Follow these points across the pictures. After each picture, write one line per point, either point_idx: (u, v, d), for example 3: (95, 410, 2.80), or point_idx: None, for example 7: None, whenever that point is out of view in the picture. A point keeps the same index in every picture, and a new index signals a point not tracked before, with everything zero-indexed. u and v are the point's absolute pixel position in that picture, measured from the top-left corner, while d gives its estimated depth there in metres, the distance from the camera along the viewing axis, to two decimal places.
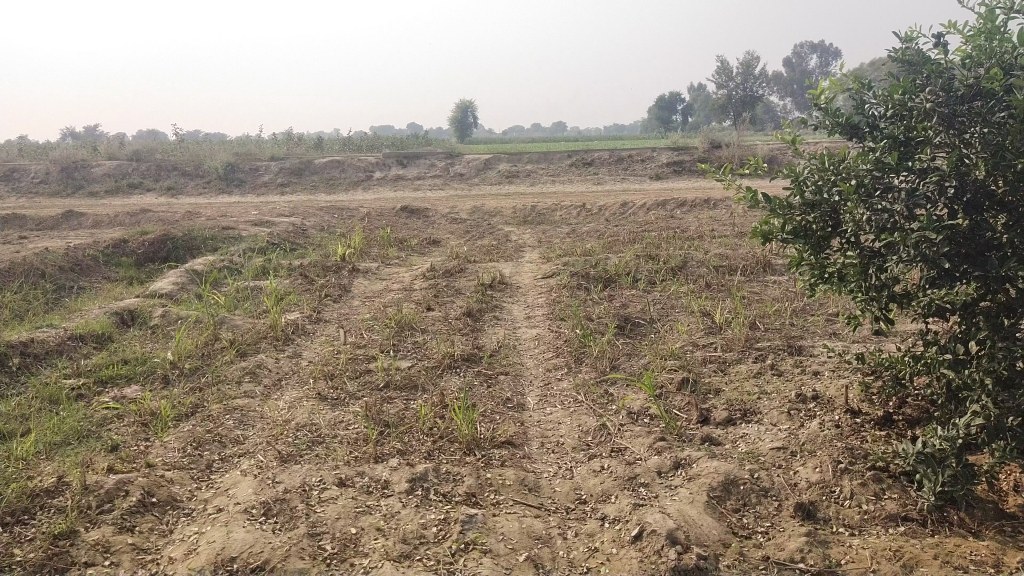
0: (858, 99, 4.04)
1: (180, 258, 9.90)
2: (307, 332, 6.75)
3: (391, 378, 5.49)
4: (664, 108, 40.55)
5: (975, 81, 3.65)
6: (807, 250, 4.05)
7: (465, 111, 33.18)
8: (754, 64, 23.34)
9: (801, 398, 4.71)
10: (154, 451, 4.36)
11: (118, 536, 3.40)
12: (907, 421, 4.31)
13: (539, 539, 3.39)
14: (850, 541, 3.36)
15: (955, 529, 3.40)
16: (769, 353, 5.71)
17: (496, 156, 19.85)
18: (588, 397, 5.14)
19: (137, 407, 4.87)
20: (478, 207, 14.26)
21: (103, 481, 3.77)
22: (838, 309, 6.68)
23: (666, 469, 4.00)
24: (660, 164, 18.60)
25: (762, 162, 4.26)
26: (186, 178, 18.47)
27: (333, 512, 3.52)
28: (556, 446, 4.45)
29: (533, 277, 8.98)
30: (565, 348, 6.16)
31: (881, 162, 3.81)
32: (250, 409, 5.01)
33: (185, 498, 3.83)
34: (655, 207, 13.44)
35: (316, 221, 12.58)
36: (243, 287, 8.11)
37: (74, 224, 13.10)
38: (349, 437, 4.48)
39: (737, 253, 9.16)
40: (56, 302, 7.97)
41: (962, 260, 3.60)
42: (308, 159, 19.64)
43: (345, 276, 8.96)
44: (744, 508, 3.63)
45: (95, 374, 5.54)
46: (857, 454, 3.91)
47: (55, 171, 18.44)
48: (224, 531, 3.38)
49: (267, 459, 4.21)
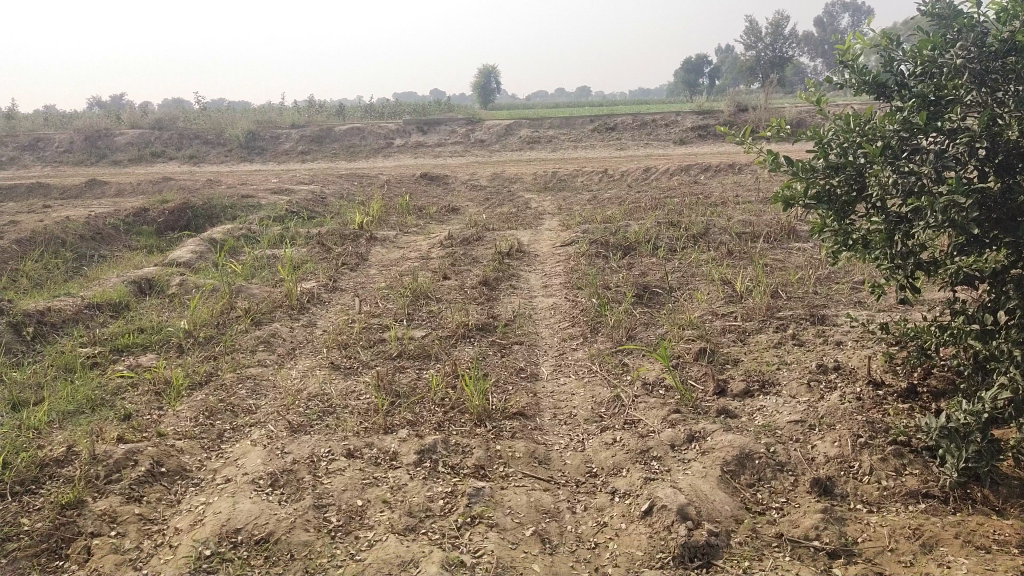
0: (886, 56, 3.84)
1: (200, 226, 9.91)
2: (322, 301, 6.72)
3: (404, 347, 5.44)
4: (691, 71, 39.69)
5: (1010, 36, 3.42)
6: (830, 215, 3.89)
7: (489, 76, 32.74)
8: (784, 24, 22.64)
9: (822, 369, 4.58)
10: (166, 420, 4.36)
11: (125, 506, 3.42)
12: (932, 393, 4.17)
13: (547, 514, 3.35)
14: (868, 518, 3.26)
15: (979, 507, 3.28)
16: (791, 322, 5.56)
17: (518, 121, 19.57)
18: (603, 368, 5.05)
19: (151, 375, 4.87)
20: (498, 174, 14.08)
21: (113, 451, 3.78)
22: (863, 277, 6.49)
23: (679, 442, 3.92)
24: (684, 128, 18.23)
25: (784, 124, 4.10)
26: (208, 146, 18.47)
27: (340, 483, 3.49)
28: (568, 418, 4.39)
29: (552, 244, 8.86)
30: (581, 317, 6.06)
31: (910, 122, 3.61)
32: (263, 377, 4.99)
33: (195, 468, 3.83)
34: (678, 172, 13.17)
35: (335, 188, 12.51)
36: (260, 255, 8.08)
37: (97, 192, 13.16)
38: (360, 407, 4.44)
39: (761, 219, 8.95)
40: (76, 272, 8.01)
41: (992, 226, 3.43)
42: (328, 126, 19.53)
43: (362, 244, 8.90)
44: (758, 483, 3.55)
45: (111, 343, 5.56)
46: (878, 428, 3.79)
47: (79, 139, 18.53)
48: (230, 502, 3.38)
49: (277, 429, 4.17)
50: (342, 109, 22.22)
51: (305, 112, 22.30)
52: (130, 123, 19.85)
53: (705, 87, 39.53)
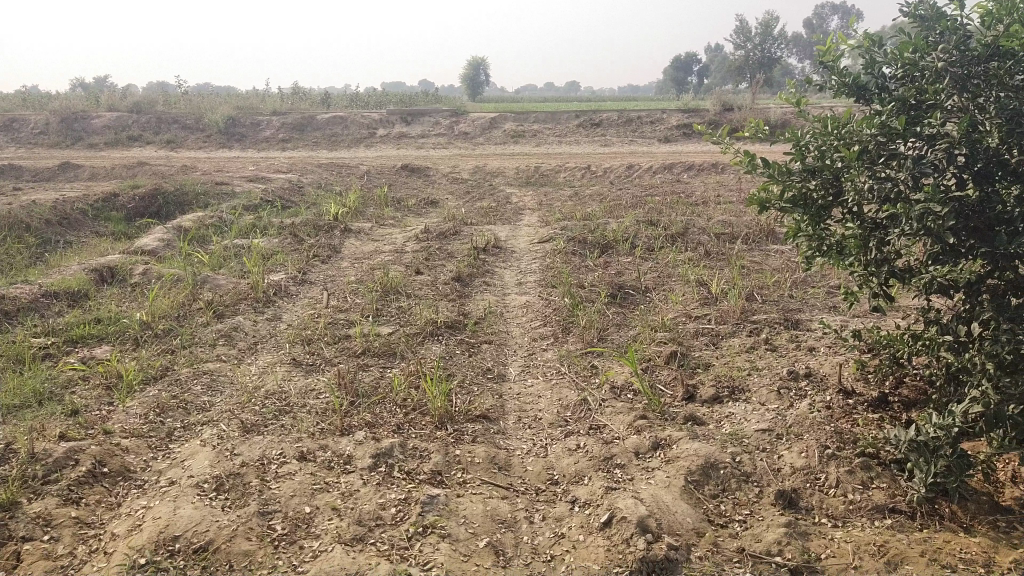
0: (868, 58, 3.71)
1: (171, 213, 9.67)
2: (289, 294, 6.54)
3: (369, 344, 5.29)
4: (679, 69, 39.69)
5: (994, 40, 3.34)
6: (805, 220, 3.78)
7: (476, 68, 32.46)
8: (773, 24, 22.58)
9: (793, 376, 4.48)
10: (114, 416, 4.19)
11: (62, 508, 3.26)
12: (903, 403, 4.09)
13: (502, 523, 3.26)
14: (833, 533, 3.17)
15: (947, 523, 3.20)
16: (765, 326, 5.47)
17: (502, 114, 19.40)
18: (571, 370, 4.94)
19: (103, 368, 4.68)
20: (480, 167, 13.92)
21: (53, 450, 3.61)
22: (839, 282, 6.42)
23: (644, 449, 3.81)
24: (669, 125, 18.15)
25: (762, 125, 3.99)
26: (186, 131, 18.13)
27: (288, 489, 3.39)
28: (533, 421, 4.28)
29: (529, 240, 8.73)
30: (553, 316, 5.94)
31: (888, 126, 3.51)
32: (220, 372, 4.82)
33: (139, 469, 3.67)
34: (661, 170, 13.09)
35: (313, 178, 12.29)
36: (229, 245, 7.87)
37: (69, 176, 12.86)
38: (318, 406, 4.30)
39: (741, 220, 8.87)
40: (38, 258, 7.76)
41: (969, 235, 3.34)
42: (310, 114, 19.24)
43: (336, 236, 8.73)
44: (722, 494, 3.45)
45: (65, 334, 5.35)
46: (846, 439, 3.71)
47: (54, 120, 18.10)
48: (171, 506, 3.25)
49: (229, 429, 4.03)
50: (325, 97, 21.93)
51: (287, 100, 21.97)
52: (107, 106, 19.43)
53: (692, 85, 39.52)
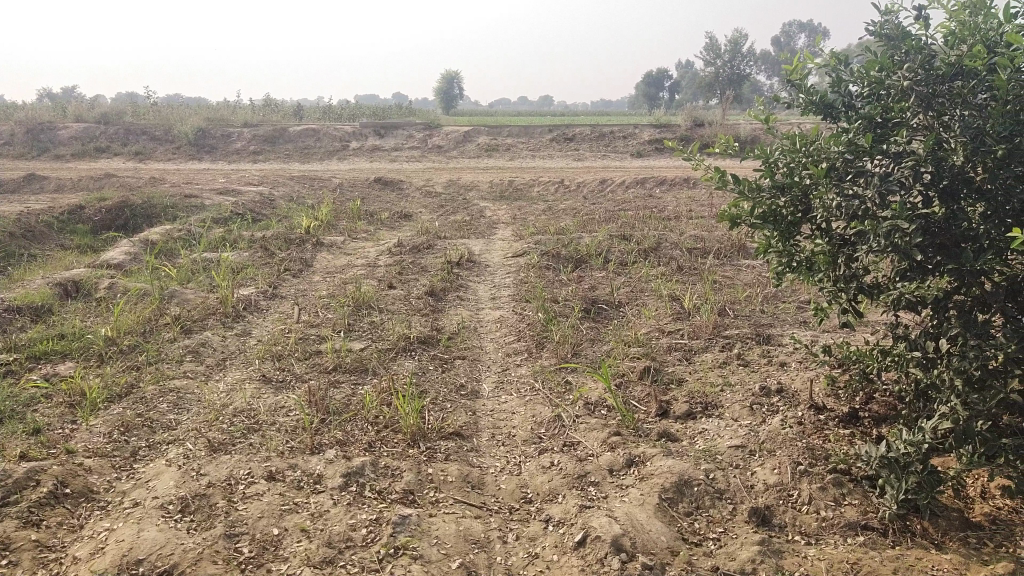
0: (835, 76, 3.77)
1: (138, 226, 9.50)
2: (259, 309, 6.45)
3: (341, 360, 5.22)
4: (651, 84, 40.17)
5: (957, 60, 3.41)
6: (775, 236, 3.81)
7: (450, 81, 32.53)
8: (742, 42, 22.95)
9: (765, 391, 4.51)
10: (77, 435, 4.07)
11: (20, 532, 3.15)
12: (873, 418, 4.13)
13: (475, 544, 3.21)
14: (806, 551, 3.17)
15: (918, 540, 3.22)
16: (737, 341, 5.50)
17: (476, 128, 19.42)
18: (545, 386, 4.91)
19: (66, 386, 4.55)
20: (453, 181, 13.89)
21: (12, 470, 3.50)
22: (809, 297, 6.50)
23: (618, 466, 3.80)
24: (642, 140, 18.30)
25: (732, 142, 4.02)
26: (155, 143, 17.89)
27: (256, 510, 3.32)
28: (507, 438, 4.24)
29: (503, 255, 8.71)
30: (527, 331, 5.92)
31: (855, 144, 3.55)
32: (188, 390, 4.72)
33: (102, 490, 3.57)
34: (633, 185, 13.18)
35: (284, 191, 12.17)
36: (197, 258, 7.74)
37: (33, 187, 12.59)
38: (288, 424, 4.22)
39: (712, 235, 8.95)
40: (0, 271, 7.56)
41: (936, 251, 3.40)
42: (281, 126, 19.09)
43: (308, 250, 8.63)
44: (696, 512, 3.45)
45: (27, 349, 5.20)
46: (818, 455, 3.73)
47: (18, 130, 17.74)
48: (135, 529, 3.16)
49: (196, 448, 3.94)
50: (297, 109, 21.79)
51: (258, 111, 21.79)
52: (74, 116, 19.11)
53: (663, 101, 39.99)
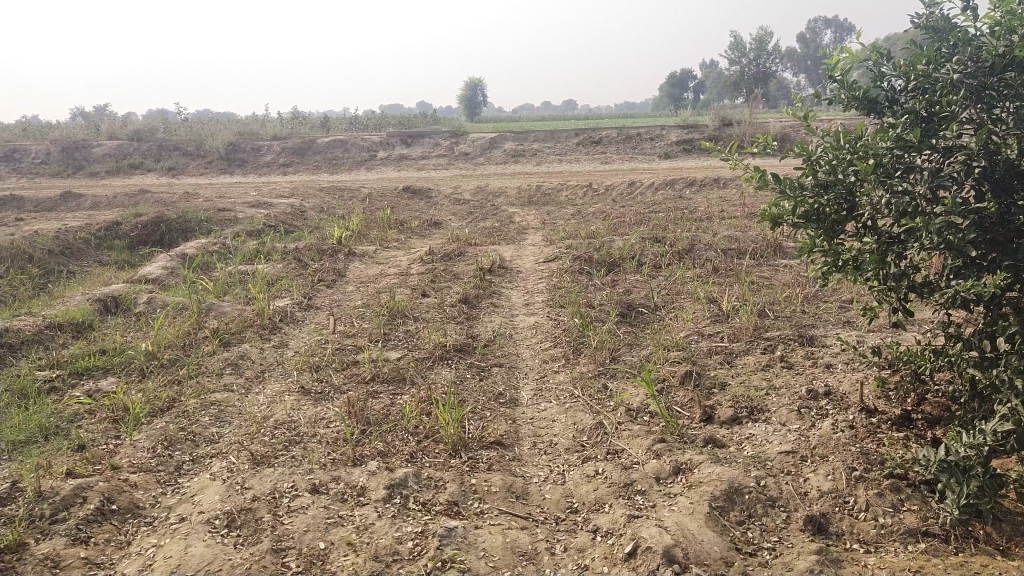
0: (876, 71, 3.66)
1: (174, 240, 9.61)
2: (296, 320, 6.46)
3: (378, 370, 5.19)
4: (675, 84, 39.96)
5: (1006, 50, 3.28)
6: (819, 235, 3.67)
7: (474, 88, 32.70)
8: (767, 40, 22.68)
9: (812, 395, 4.39)
10: (122, 450, 4.09)
11: (70, 549, 3.17)
12: (926, 420, 4.00)
13: (523, 556, 3.17)
14: (866, 560, 3.08)
15: (982, 546, 3.11)
16: (779, 343, 5.37)
17: (502, 134, 19.38)
18: (585, 393, 4.84)
19: (109, 402, 4.57)
20: (482, 187, 13.85)
21: (60, 487, 3.52)
22: (852, 297, 6.33)
23: (665, 474, 3.74)
24: (669, 141, 18.11)
25: (770, 140, 3.87)
26: (187, 158, 18.13)
27: (301, 524, 3.31)
28: (549, 446, 4.19)
29: (534, 260, 8.64)
30: (563, 337, 5.84)
31: (904, 139, 3.42)
32: (229, 403, 4.72)
33: (148, 505, 3.58)
34: (663, 186, 13.04)
35: (315, 202, 12.23)
36: (233, 270, 7.78)
37: (71, 205, 12.80)
38: (329, 435, 4.21)
39: (747, 235, 8.79)
40: (41, 289, 7.67)
41: (989, 248, 3.25)
42: (310, 138, 19.23)
43: (340, 260, 8.65)
44: (749, 521, 3.36)
45: (70, 365, 5.25)
46: (873, 460, 3.62)
47: (54, 150, 18.16)
48: (182, 545, 3.18)
49: (239, 461, 3.94)
50: (325, 121, 21.90)
51: (285, 124, 21.91)
52: (108, 134, 19.44)
53: (689, 100, 39.69)
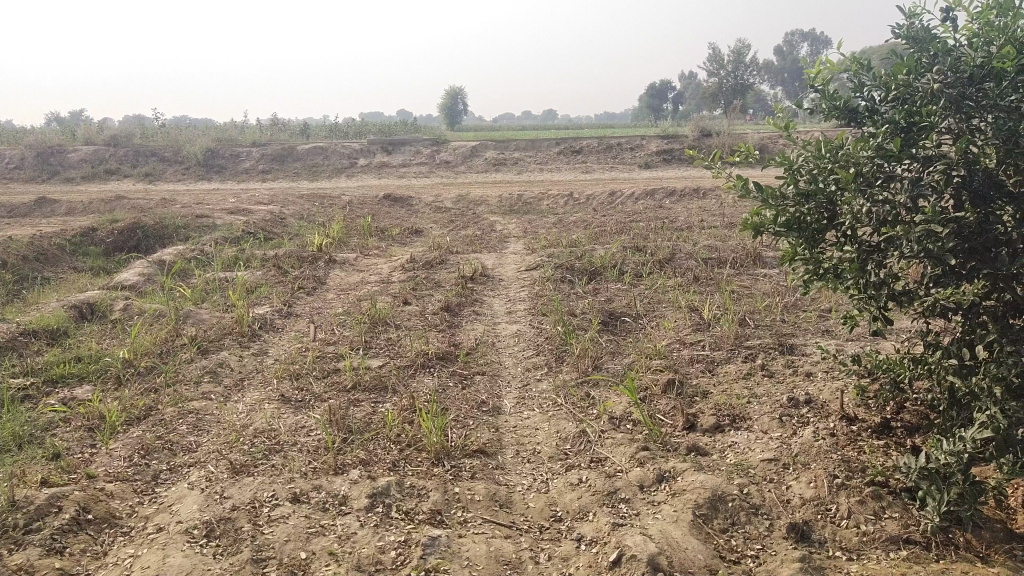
0: (856, 81, 3.72)
1: (151, 247, 9.49)
2: (275, 327, 6.39)
3: (359, 378, 5.15)
4: (655, 95, 40.28)
5: (985, 61, 3.32)
6: (801, 243, 3.71)
7: (455, 97, 32.75)
8: (745, 52, 22.94)
9: (793, 403, 4.42)
10: (97, 459, 4.01)
11: (44, 560, 3.10)
12: (905, 428, 4.04)
13: (508, 565, 3.15)
14: (849, 567, 3.10)
15: (962, 553, 3.14)
16: (760, 352, 5.40)
17: (483, 142, 19.40)
18: (568, 401, 4.83)
19: (85, 410, 4.49)
20: (464, 196, 13.83)
21: (34, 497, 3.44)
22: (831, 306, 6.39)
23: (648, 482, 3.73)
24: (649, 151, 18.24)
25: (752, 149, 3.91)
26: (164, 164, 17.94)
27: (282, 533, 3.26)
28: (532, 455, 4.17)
29: (516, 268, 8.64)
30: (546, 345, 5.84)
31: (884, 149, 3.44)
32: (207, 411, 4.65)
33: (125, 515, 3.51)
34: (643, 196, 13.12)
35: (295, 209, 12.15)
36: (211, 277, 7.69)
37: (45, 210, 12.61)
38: (309, 444, 4.16)
39: (727, 245, 8.86)
40: (15, 295, 7.53)
41: (967, 257, 3.29)
42: (290, 145, 19.12)
43: (321, 267, 8.59)
44: (732, 528, 3.37)
45: (44, 373, 5.15)
46: (854, 468, 3.65)
47: (29, 155, 17.89)
48: (160, 555, 3.12)
49: (218, 470, 3.88)
50: (305, 128, 21.78)
51: (265, 131, 21.76)
52: (84, 139, 19.19)
53: (669, 111, 40.02)
